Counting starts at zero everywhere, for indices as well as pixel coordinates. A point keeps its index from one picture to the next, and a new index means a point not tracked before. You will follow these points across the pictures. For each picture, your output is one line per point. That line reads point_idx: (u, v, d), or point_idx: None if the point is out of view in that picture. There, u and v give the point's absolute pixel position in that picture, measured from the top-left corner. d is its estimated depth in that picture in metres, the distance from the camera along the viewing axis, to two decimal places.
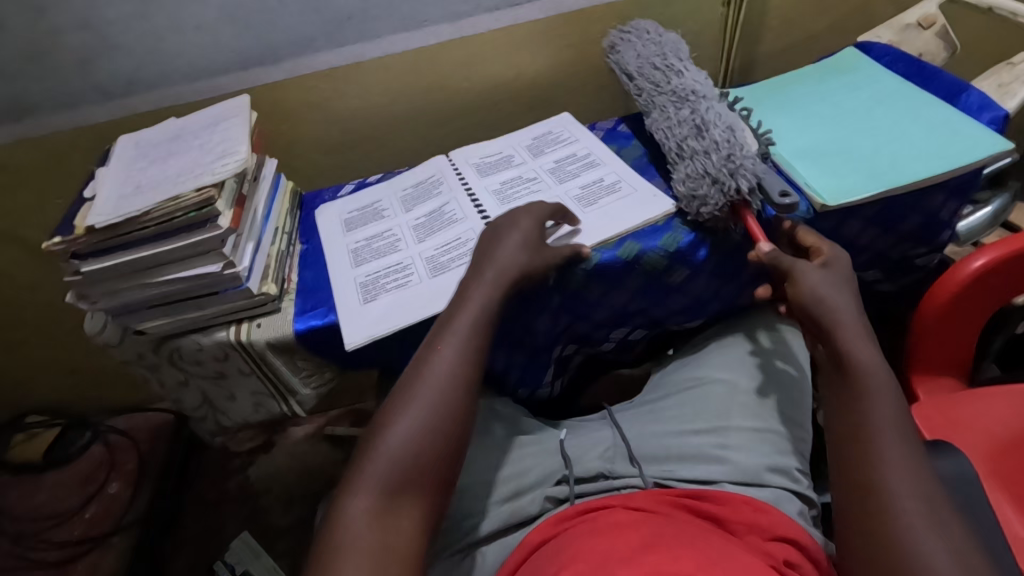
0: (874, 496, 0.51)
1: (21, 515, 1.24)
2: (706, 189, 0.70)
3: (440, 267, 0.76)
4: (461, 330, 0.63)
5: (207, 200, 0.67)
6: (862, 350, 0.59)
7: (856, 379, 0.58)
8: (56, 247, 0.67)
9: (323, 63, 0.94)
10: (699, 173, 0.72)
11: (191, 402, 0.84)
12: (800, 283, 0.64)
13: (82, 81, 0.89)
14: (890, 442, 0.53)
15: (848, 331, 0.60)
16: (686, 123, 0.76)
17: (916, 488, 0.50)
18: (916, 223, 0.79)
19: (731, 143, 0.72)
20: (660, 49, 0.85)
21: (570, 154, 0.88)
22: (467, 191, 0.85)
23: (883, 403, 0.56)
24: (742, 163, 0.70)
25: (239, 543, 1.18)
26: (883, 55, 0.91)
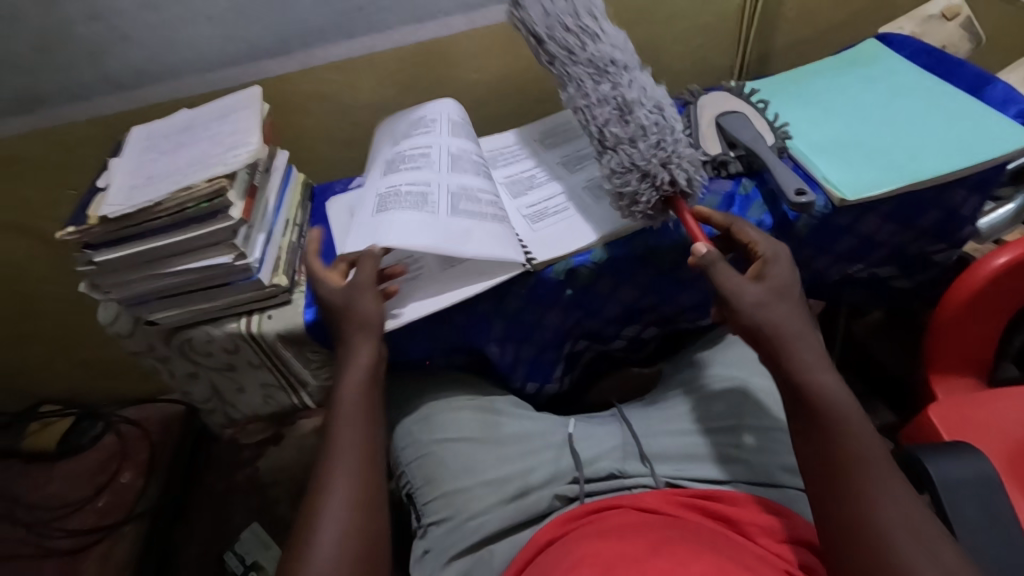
0: (862, 525, 0.50)
1: (33, 504, 1.25)
2: (636, 184, 0.67)
3: (386, 211, 0.69)
4: (358, 446, 0.63)
5: (218, 190, 0.67)
6: (824, 376, 0.58)
7: (823, 405, 0.56)
8: (69, 237, 0.67)
9: (334, 55, 0.94)
10: (626, 166, 0.67)
11: (201, 394, 0.86)
12: (738, 304, 0.61)
13: (96, 73, 0.89)
14: (874, 467, 0.53)
15: (806, 354, 0.59)
16: (607, 102, 0.71)
17: (903, 511, 0.50)
18: (936, 218, 0.77)
19: (658, 127, 0.69)
20: (571, 5, 0.76)
21: (414, 147, 0.78)
22: (454, 143, 0.79)
23: (857, 427, 0.55)
24: (672, 152, 0.67)
25: (249, 533, 1.20)
26: (904, 46, 0.88)
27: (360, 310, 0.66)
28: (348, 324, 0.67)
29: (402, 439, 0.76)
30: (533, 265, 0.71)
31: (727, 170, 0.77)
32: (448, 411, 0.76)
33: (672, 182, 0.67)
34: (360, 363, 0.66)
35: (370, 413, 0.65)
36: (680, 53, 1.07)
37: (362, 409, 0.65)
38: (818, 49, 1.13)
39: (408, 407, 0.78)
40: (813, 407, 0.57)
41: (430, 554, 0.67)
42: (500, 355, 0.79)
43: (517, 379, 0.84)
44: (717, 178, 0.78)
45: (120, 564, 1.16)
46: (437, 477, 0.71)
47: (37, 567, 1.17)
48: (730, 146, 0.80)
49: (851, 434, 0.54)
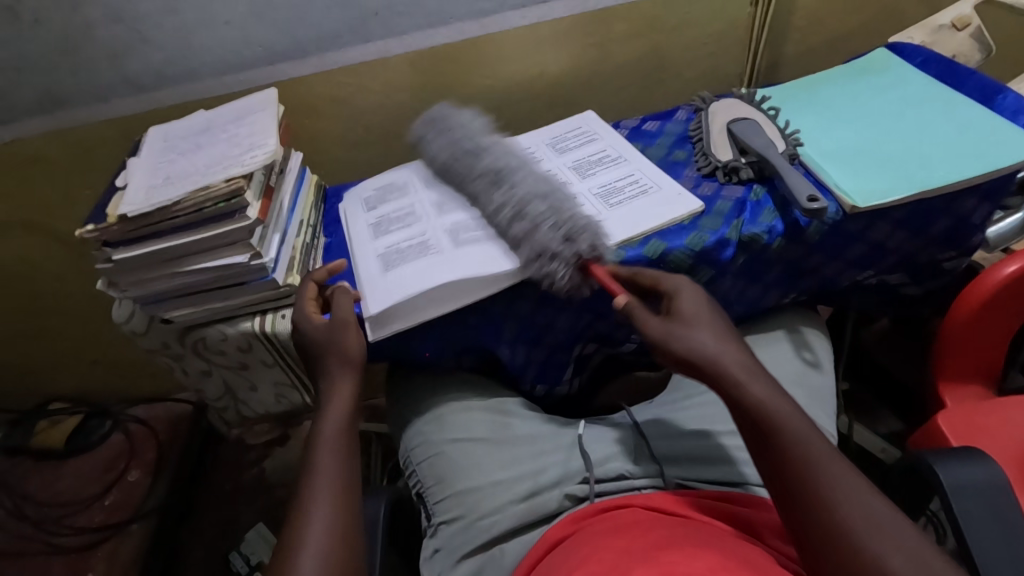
0: (839, 547, 0.47)
1: (41, 501, 1.25)
2: (549, 266, 0.66)
3: (393, 267, 0.72)
4: (331, 479, 0.58)
5: (236, 189, 0.68)
6: (760, 387, 0.55)
7: (770, 420, 0.53)
8: (89, 234, 0.67)
9: (349, 59, 0.95)
10: (539, 252, 0.67)
11: (214, 392, 0.88)
12: (673, 345, 0.58)
13: (115, 74, 0.90)
14: (832, 475, 0.50)
15: (736, 365, 0.56)
16: (505, 207, 0.72)
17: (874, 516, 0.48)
18: (946, 226, 0.78)
19: (555, 209, 0.69)
20: (458, 148, 0.82)
21: (397, 211, 0.83)
22: (431, 196, 0.84)
23: (804, 435, 0.52)
24: (575, 225, 0.67)
25: (254, 533, 1.21)
26: (915, 55, 0.89)
27: (345, 346, 0.66)
28: (328, 362, 0.66)
29: (414, 439, 0.77)
30: None
31: (739, 176, 0.79)
32: (461, 411, 0.77)
33: (578, 252, 0.66)
34: (336, 404, 0.64)
35: (339, 444, 0.61)
36: (690, 60, 1.08)
37: (334, 442, 0.61)
38: (828, 58, 1.14)
39: (420, 408, 0.79)
40: (760, 423, 0.53)
41: (440, 553, 0.68)
42: (511, 356, 0.80)
43: (527, 382, 0.85)
44: (728, 184, 0.79)
45: (126, 562, 1.17)
46: (449, 476, 0.72)
47: (44, 564, 1.17)
48: (742, 153, 0.81)
49: (798, 440, 0.51)
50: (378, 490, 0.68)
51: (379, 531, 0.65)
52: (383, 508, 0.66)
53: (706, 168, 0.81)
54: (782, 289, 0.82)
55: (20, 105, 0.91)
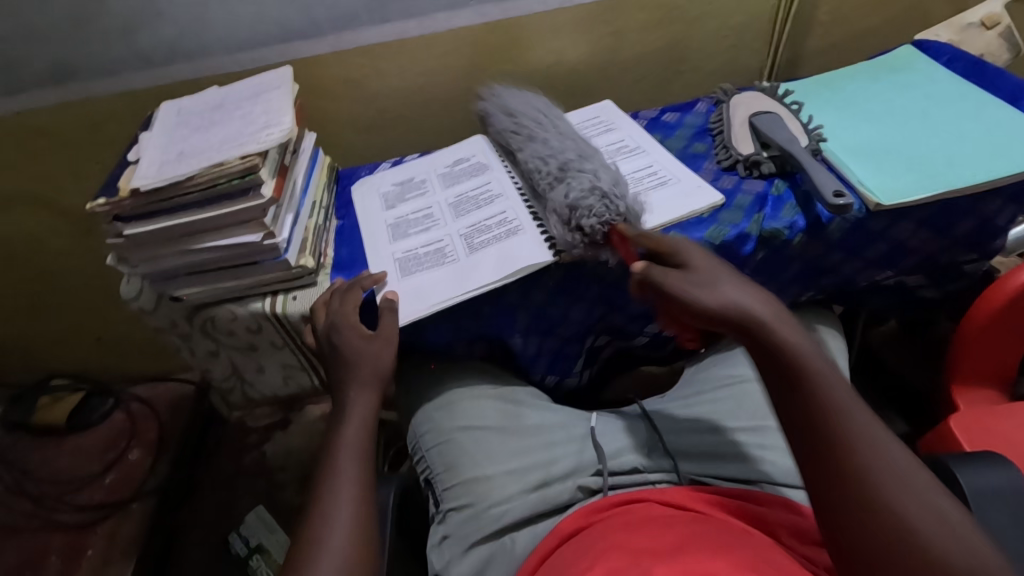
0: (872, 502, 0.45)
1: (42, 477, 1.25)
2: (587, 208, 0.66)
3: (411, 274, 0.74)
4: (350, 480, 0.58)
5: (251, 167, 0.66)
6: (792, 335, 0.53)
7: (804, 369, 0.51)
8: (100, 208, 0.66)
9: (365, 40, 0.93)
10: (582, 193, 0.67)
11: (221, 372, 0.87)
12: (699, 296, 0.56)
13: (128, 48, 0.89)
14: (863, 422, 0.48)
15: (767, 314, 0.54)
16: (556, 157, 0.74)
17: (902, 471, 0.46)
18: (970, 228, 0.77)
19: (609, 173, 0.71)
20: (534, 116, 0.81)
21: (416, 211, 0.83)
22: (451, 195, 0.83)
23: (834, 389, 0.50)
24: (625, 194, 0.68)
25: (254, 515, 1.19)
26: (942, 54, 0.88)
27: (371, 358, 0.66)
28: (353, 371, 0.66)
29: (423, 425, 0.76)
30: (561, 256, 0.70)
31: (760, 170, 0.78)
32: (472, 399, 0.77)
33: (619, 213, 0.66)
34: (356, 408, 0.64)
35: (358, 447, 0.61)
36: (710, 52, 1.06)
37: (353, 443, 0.61)
38: (849, 55, 1.12)
39: (431, 394, 0.78)
40: (797, 377, 0.51)
41: (449, 539, 0.67)
42: (524, 346, 0.79)
43: (538, 373, 0.84)
44: (749, 178, 0.78)
45: (126, 541, 1.16)
46: (459, 463, 0.71)
47: (45, 540, 1.17)
48: (764, 147, 0.80)
49: (827, 390, 0.50)
50: (388, 476, 0.67)
51: (389, 518, 0.64)
52: (393, 495, 0.65)
53: (726, 161, 0.80)
54: (800, 286, 0.81)
55: (30, 76, 0.90)
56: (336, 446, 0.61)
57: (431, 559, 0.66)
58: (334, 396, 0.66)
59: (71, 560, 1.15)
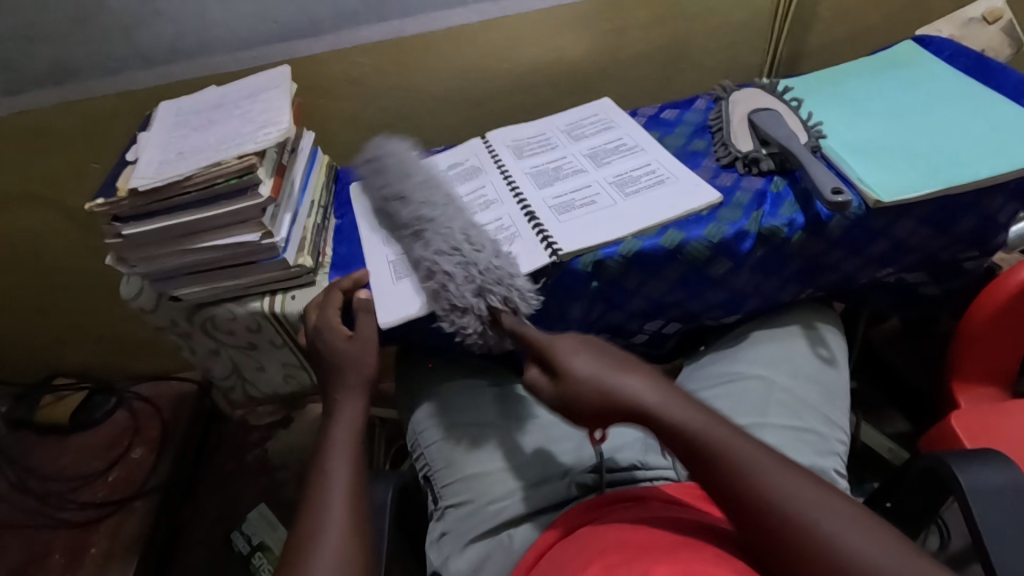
0: (779, 514, 0.47)
1: (45, 475, 1.26)
2: (460, 321, 0.64)
3: (406, 275, 0.73)
4: (343, 481, 0.58)
5: (248, 166, 0.66)
6: (644, 390, 0.56)
7: (689, 439, 0.53)
8: (99, 208, 0.67)
9: (364, 38, 0.93)
10: (449, 307, 0.65)
11: (221, 371, 0.88)
12: (575, 396, 0.57)
13: (127, 47, 0.89)
14: (747, 448, 0.51)
15: (630, 383, 0.56)
16: (422, 264, 0.69)
17: (813, 496, 0.48)
18: (971, 224, 0.76)
19: (467, 257, 0.66)
20: (388, 181, 0.76)
21: None
22: None
23: (724, 438, 0.52)
24: (482, 279, 0.64)
25: (256, 513, 1.20)
26: (943, 49, 0.87)
27: (360, 362, 0.67)
28: (344, 373, 0.66)
29: (422, 421, 0.76)
30: (558, 256, 0.70)
31: (759, 167, 0.77)
32: (472, 394, 0.77)
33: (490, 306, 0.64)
34: (350, 411, 0.64)
35: (350, 448, 0.61)
36: (711, 49, 1.06)
37: (345, 445, 0.61)
38: (851, 50, 1.12)
39: (431, 390, 0.78)
40: (690, 444, 0.52)
41: (447, 536, 0.67)
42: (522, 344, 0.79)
43: None
44: (748, 175, 0.78)
45: (130, 538, 1.17)
46: (458, 460, 0.72)
47: (49, 538, 1.18)
48: (763, 144, 0.80)
49: (715, 438, 0.52)
50: (386, 475, 0.68)
51: (387, 515, 0.64)
52: (392, 493, 0.66)
53: (725, 159, 0.79)
54: (799, 283, 0.80)
55: (31, 75, 0.90)
56: (328, 447, 0.61)
57: (429, 556, 0.66)
58: (332, 395, 0.66)
59: (74, 558, 1.15)
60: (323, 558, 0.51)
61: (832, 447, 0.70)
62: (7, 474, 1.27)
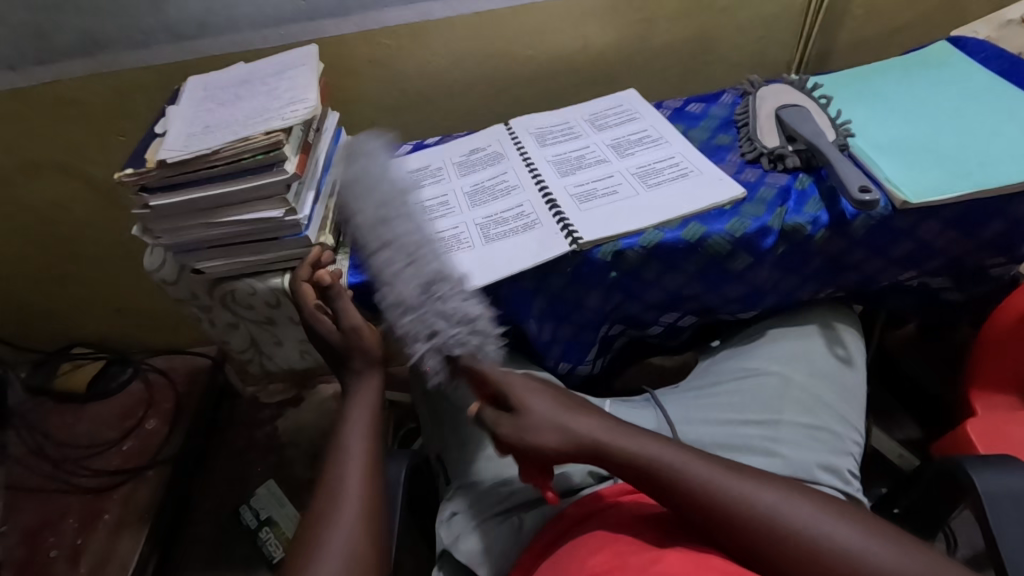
0: (771, 525, 0.50)
1: (62, 441, 1.28)
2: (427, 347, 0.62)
3: None
4: (360, 458, 0.59)
5: (275, 143, 0.67)
6: (616, 436, 0.58)
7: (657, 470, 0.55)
8: (127, 178, 0.67)
9: (391, 20, 0.93)
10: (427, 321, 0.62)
11: (238, 345, 0.89)
12: (537, 445, 0.57)
13: (155, 21, 0.90)
14: (703, 466, 0.54)
15: (599, 431, 0.58)
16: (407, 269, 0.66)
17: (781, 500, 0.52)
18: (999, 230, 0.75)
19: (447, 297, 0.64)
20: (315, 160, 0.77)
21: (430, 199, 0.82)
22: (466, 184, 0.83)
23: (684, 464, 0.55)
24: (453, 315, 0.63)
25: (265, 489, 1.22)
26: (979, 50, 0.86)
27: (366, 346, 0.66)
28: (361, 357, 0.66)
29: (435, 402, 0.77)
30: (579, 245, 0.70)
31: (784, 164, 0.77)
32: None
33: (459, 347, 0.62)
34: (364, 394, 0.65)
35: (367, 426, 0.62)
36: (738, 43, 1.04)
37: (361, 423, 0.62)
38: (882, 49, 1.10)
39: None
40: (645, 471, 0.55)
41: (458, 516, 0.67)
42: (538, 331, 0.79)
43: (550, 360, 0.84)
44: (773, 171, 0.77)
45: (142, 506, 1.19)
46: (471, 443, 0.73)
47: (64, 503, 1.20)
48: (790, 141, 0.79)
49: (679, 469, 0.54)
50: (399, 455, 0.68)
51: (400, 493, 0.65)
52: (405, 470, 0.66)
53: (751, 154, 0.79)
54: (819, 282, 0.80)
55: (61, 45, 0.91)
56: (344, 425, 0.62)
57: (440, 534, 0.66)
58: (349, 372, 0.67)
59: (87, 523, 1.18)
60: (341, 537, 0.53)
61: (846, 448, 0.70)
62: (24, 439, 1.29)
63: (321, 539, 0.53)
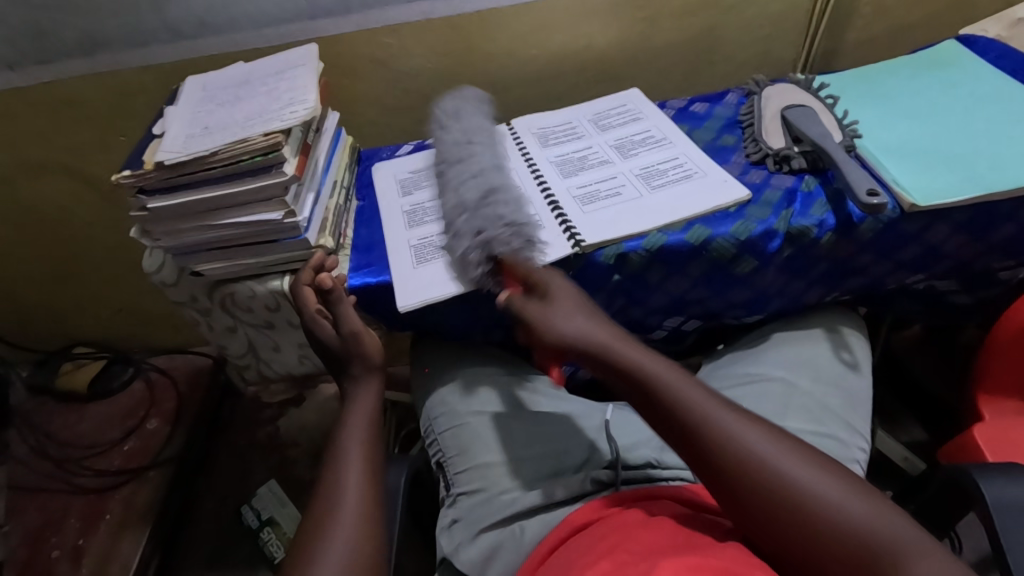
0: (757, 464, 0.49)
1: (63, 441, 1.28)
2: (466, 243, 0.67)
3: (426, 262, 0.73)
4: (358, 462, 0.58)
5: (274, 144, 0.66)
6: (623, 346, 0.59)
7: (656, 388, 0.55)
8: (125, 180, 0.67)
9: (392, 19, 0.92)
10: (474, 223, 0.67)
11: (239, 347, 0.88)
12: (554, 328, 0.61)
13: (155, 21, 0.89)
14: (701, 395, 0.54)
15: (608, 337, 0.60)
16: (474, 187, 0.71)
17: (778, 445, 0.51)
18: (1009, 233, 0.74)
19: (501, 203, 0.68)
20: (314, 161, 0.76)
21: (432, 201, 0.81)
22: None
23: (684, 386, 0.55)
24: (484, 219, 0.67)
25: (266, 490, 1.21)
26: (989, 50, 0.85)
27: (367, 353, 0.67)
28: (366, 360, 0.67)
29: (437, 408, 0.77)
30: (581, 248, 0.69)
31: (790, 166, 0.76)
32: (487, 385, 0.78)
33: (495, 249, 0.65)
34: (366, 397, 0.64)
35: (366, 431, 0.61)
36: (744, 41, 1.03)
37: (360, 427, 0.62)
38: (890, 48, 1.08)
39: (446, 379, 0.79)
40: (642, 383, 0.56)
41: (458, 524, 0.68)
42: None
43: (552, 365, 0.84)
44: (778, 173, 0.76)
45: (143, 506, 1.19)
46: (471, 448, 0.72)
47: (67, 502, 1.20)
48: (796, 142, 0.78)
49: (673, 389, 0.55)
50: (399, 460, 0.68)
51: (400, 499, 0.65)
52: (405, 478, 0.66)
53: (755, 155, 0.78)
54: (825, 285, 0.79)
55: (60, 44, 0.90)
56: (343, 430, 0.61)
57: (441, 542, 0.67)
58: (348, 377, 0.66)
59: (89, 523, 1.18)
60: (339, 538, 0.52)
61: (852, 455, 0.69)
62: (27, 438, 1.29)
63: (319, 541, 0.52)
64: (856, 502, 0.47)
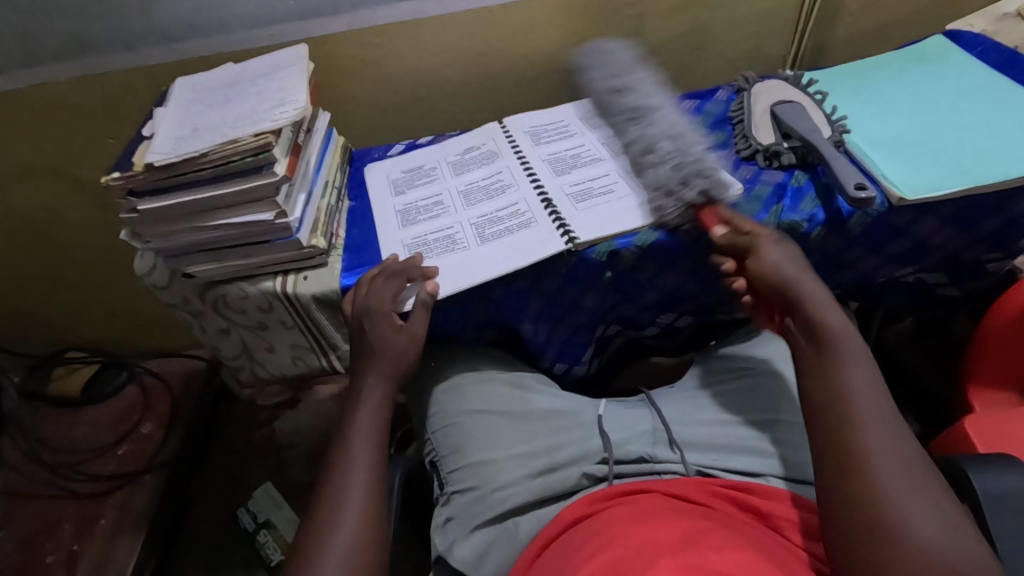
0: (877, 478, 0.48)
1: (57, 447, 1.28)
2: (660, 199, 0.70)
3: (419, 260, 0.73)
4: (353, 463, 0.58)
5: (264, 145, 0.66)
6: (823, 310, 0.59)
7: (827, 344, 0.57)
8: (114, 182, 0.66)
9: (383, 19, 0.92)
10: (654, 184, 0.71)
11: (231, 350, 0.88)
12: (763, 264, 0.64)
13: (144, 23, 0.89)
14: (870, 399, 0.53)
15: (811, 294, 0.61)
16: (636, 140, 0.77)
17: (907, 476, 0.48)
18: (996, 226, 0.74)
19: (681, 152, 0.72)
20: (306, 160, 0.76)
21: (424, 199, 0.81)
22: (461, 183, 0.82)
23: (855, 364, 0.56)
24: (690, 168, 0.70)
25: (263, 491, 1.21)
26: (975, 44, 0.85)
27: (371, 354, 0.66)
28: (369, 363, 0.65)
29: (431, 405, 0.77)
30: (574, 245, 0.70)
31: (779, 161, 0.76)
32: (480, 382, 0.77)
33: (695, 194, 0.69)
34: (362, 399, 0.64)
35: (371, 431, 0.61)
36: (733, 38, 1.03)
37: (367, 428, 0.62)
38: (877, 44, 1.09)
39: (438, 378, 0.79)
40: (823, 347, 0.57)
41: (452, 522, 0.68)
42: (533, 333, 0.80)
43: (547, 361, 0.85)
44: (768, 168, 0.76)
45: (138, 511, 1.19)
46: (465, 446, 0.72)
47: (61, 507, 1.20)
48: (786, 137, 0.78)
49: (847, 371, 0.55)
50: (394, 460, 0.68)
51: (395, 499, 0.64)
52: (399, 477, 0.66)
53: (746, 151, 0.78)
54: (816, 280, 0.79)
55: (48, 47, 0.90)
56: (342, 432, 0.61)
57: (435, 540, 0.67)
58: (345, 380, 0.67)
59: (84, 528, 1.17)
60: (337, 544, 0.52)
61: None
62: (20, 444, 1.29)
63: (317, 546, 0.52)
64: (938, 522, 0.45)
